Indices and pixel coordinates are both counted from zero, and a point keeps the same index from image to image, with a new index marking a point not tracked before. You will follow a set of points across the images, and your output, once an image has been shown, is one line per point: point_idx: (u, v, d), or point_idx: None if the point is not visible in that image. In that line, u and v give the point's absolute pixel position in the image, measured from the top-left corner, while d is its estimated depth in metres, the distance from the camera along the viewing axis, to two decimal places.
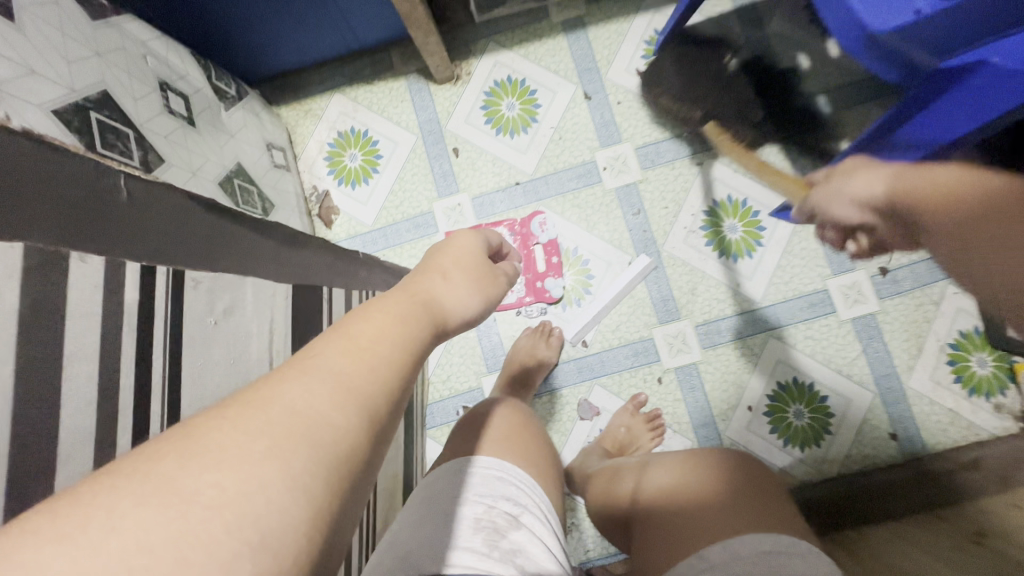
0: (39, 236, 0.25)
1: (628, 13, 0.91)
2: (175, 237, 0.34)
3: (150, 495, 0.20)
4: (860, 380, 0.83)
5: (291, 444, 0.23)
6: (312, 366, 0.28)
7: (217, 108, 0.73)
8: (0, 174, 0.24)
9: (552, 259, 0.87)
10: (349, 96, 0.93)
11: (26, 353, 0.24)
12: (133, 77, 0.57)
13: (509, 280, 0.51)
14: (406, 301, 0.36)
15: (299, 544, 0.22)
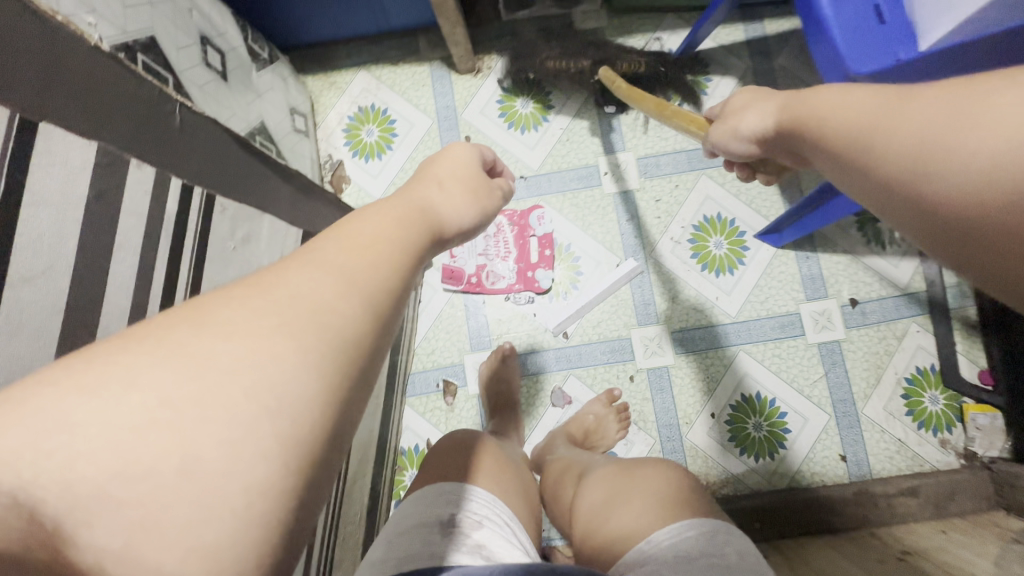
0: (113, 141, 0.31)
1: (647, 31, 0.96)
2: (211, 165, 0.40)
3: (168, 358, 0.24)
4: (819, 401, 0.88)
5: (298, 324, 0.27)
6: (314, 259, 0.30)
7: (249, 67, 0.77)
8: (91, 88, 0.30)
9: (546, 251, 0.92)
10: (374, 74, 0.98)
11: (78, 240, 0.28)
12: (178, 28, 0.61)
13: (505, 192, 0.56)
14: (407, 208, 0.40)
15: (312, 408, 0.25)
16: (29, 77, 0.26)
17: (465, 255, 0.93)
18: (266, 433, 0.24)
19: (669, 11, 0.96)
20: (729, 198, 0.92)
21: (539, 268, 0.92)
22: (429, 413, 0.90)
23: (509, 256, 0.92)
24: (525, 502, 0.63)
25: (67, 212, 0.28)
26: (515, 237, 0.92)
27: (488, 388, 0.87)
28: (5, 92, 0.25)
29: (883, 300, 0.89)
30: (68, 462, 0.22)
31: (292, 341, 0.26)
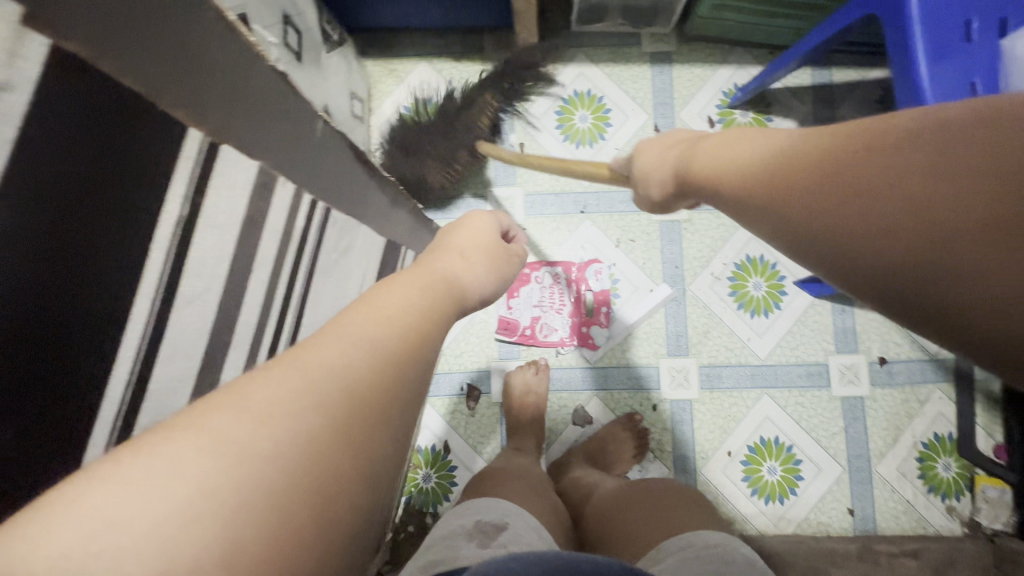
0: (266, 159, 0.35)
1: (714, 61, 0.95)
2: (321, 181, 0.43)
3: (209, 445, 0.21)
4: (835, 454, 0.89)
5: (331, 403, 0.25)
6: (348, 329, 0.29)
7: (320, 49, 0.76)
8: (264, 113, 0.35)
9: (602, 309, 0.92)
10: (434, 67, 0.96)
11: (177, 250, 0.28)
12: (265, 6, 0.60)
13: (519, 259, 0.56)
14: (428, 275, 0.39)
15: (350, 490, 0.24)
16: (220, 104, 0.31)
17: (521, 306, 0.92)
18: (306, 518, 0.22)
19: (740, 45, 0.95)
20: None
21: (579, 293, 0.92)
22: (448, 416, 0.91)
23: (564, 308, 0.92)
24: (547, 505, 0.64)
25: (227, 232, 0.31)
26: (559, 263, 0.92)
27: (511, 397, 0.87)
28: (203, 117, 0.29)
29: (910, 363, 0.90)
30: (117, 562, 0.18)
31: (331, 423, 0.24)
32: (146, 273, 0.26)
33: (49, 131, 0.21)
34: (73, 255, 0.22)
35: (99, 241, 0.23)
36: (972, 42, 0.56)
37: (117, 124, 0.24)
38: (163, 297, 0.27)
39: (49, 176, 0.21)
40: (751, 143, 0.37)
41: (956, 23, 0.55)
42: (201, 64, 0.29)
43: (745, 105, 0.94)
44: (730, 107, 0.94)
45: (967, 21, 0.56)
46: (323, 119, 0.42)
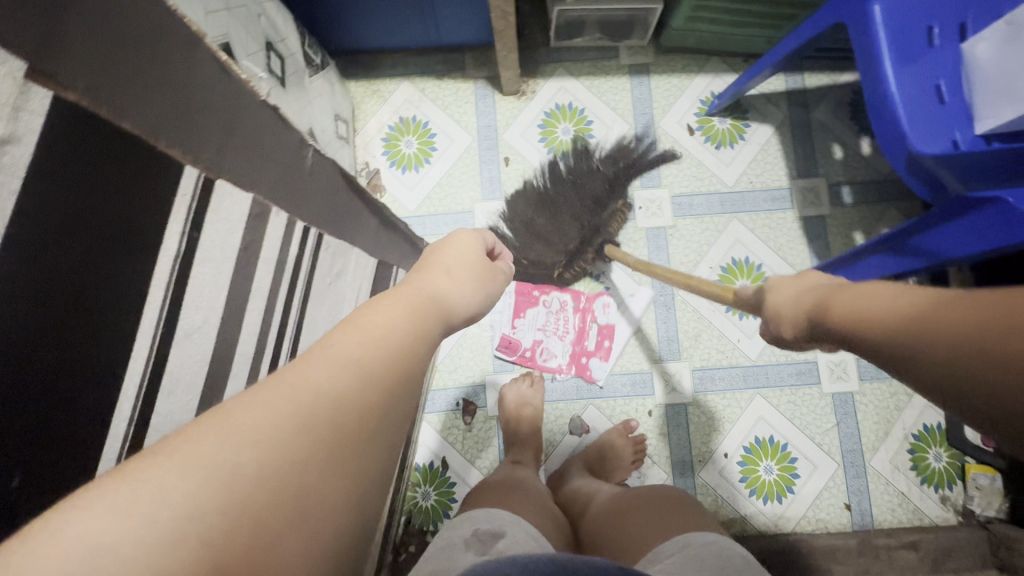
0: (262, 191, 0.36)
1: (691, 71, 0.98)
2: (313, 206, 0.44)
3: (198, 471, 0.21)
4: (829, 450, 0.90)
5: (318, 428, 0.25)
6: (334, 353, 0.29)
7: (303, 73, 0.77)
8: (257, 146, 0.36)
9: (604, 341, 0.92)
10: (417, 86, 0.97)
11: (177, 283, 0.28)
12: (248, 35, 0.60)
13: (507, 275, 0.55)
14: (411, 295, 0.38)
15: (332, 514, 0.25)
16: (215, 141, 0.31)
17: (524, 327, 0.93)
18: (293, 543, 0.23)
19: (714, 54, 0.97)
20: (758, 243, 0.94)
21: (585, 327, 0.93)
22: (447, 432, 0.90)
23: (566, 335, 0.93)
24: (546, 515, 0.64)
25: (222, 264, 0.32)
26: (569, 295, 0.93)
27: (506, 408, 0.87)
28: (198, 154, 0.30)
29: None
30: None
31: (317, 448, 0.25)
32: (147, 309, 0.26)
33: (59, 178, 0.21)
34: (80, 295, 0.23)
35: (103, 282, 0.24)
36: (936, 46, 0.58)
37: (118, 167, 0.24)
38: (163, 331, 0.28)
39: (56, 222, 0.21)
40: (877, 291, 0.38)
41: (918, 30, 0.58)
42: (195, 103, 0.30)
43: (722, 112, 0.97)
44: (708, 114, 0.96)
45: (929, 27, 0.58)
46: (313, 147, 0.43)
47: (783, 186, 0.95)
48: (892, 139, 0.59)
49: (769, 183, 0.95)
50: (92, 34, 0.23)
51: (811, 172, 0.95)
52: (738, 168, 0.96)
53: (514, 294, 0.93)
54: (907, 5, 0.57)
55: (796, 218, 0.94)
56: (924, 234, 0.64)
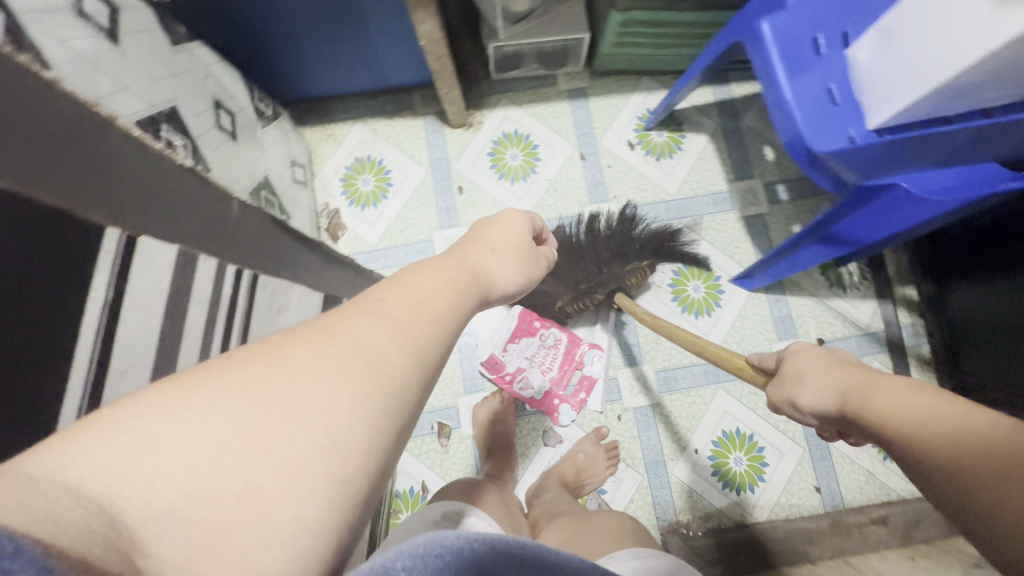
0: (188, 243, 0.40)
1: (626, 90, 1.04)
2: (246, 249, 0.47)
3: (242, 391, 0.27)
4: (794, 436, 0.93)
5: (350, 369, 0.29)
6: (375, 311, 0.34)
7: (255, 125, 0.81)
8: (179, 203, 0.40)
9: (580, 393, 0.94)
10: (369, 127, 1.02)
11: (108, 327, 0.32)
12: (195, 96, 0.64)
13: (548, 262, 0.59)
14: (458, 267, 0.43)
15: (359, 450, 0.28)
16: (134, 204, 0.36)
17: (516, 351, 0.94)
18: (316, 467, 0.26)
19: (645, 74, 1.04)
20: (706, 245, 0.99)
21: (574, 368, 0.94)
22: (424, 456, 0.92)
23: (549, 371, 0.94)
24: (511, 527, 0.68)
25: (152, 309, 0.36)
26: (563, 334, 0.95)
27: (481, 428, 0.90)
28: (119, 217, 0.34)
29: (847, 339, 0.96)
30: (149, 479, 0.23)
31: (349, 387, 0.29)
32: (78, 350, 0.30)
33: None
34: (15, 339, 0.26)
35: (37, 328, 0.27)
36: (823, 55, 0.64)
37: (42, 232, 0.28)
38: (97, 371, 0.31)
39: None
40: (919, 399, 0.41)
41: (804, 42, 0.64)
42: (108, 173, 0.34)
43: (659, 126, 1.03)
44: (645, 129, 1.02)
45: (813, 38, 0.64)
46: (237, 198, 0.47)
47: (722, 189, 1.01)
48: (806, 128, 0.63)
49: (709, 188, 1.01)
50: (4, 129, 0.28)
51: (746, 175, 1.02)
52: (678, 177, 1.01)
53: (516, 318, 0.94)
54: (789, 23, 0.64)
55: (738, 218, 1.00)
56: (841, 223, 0.69)
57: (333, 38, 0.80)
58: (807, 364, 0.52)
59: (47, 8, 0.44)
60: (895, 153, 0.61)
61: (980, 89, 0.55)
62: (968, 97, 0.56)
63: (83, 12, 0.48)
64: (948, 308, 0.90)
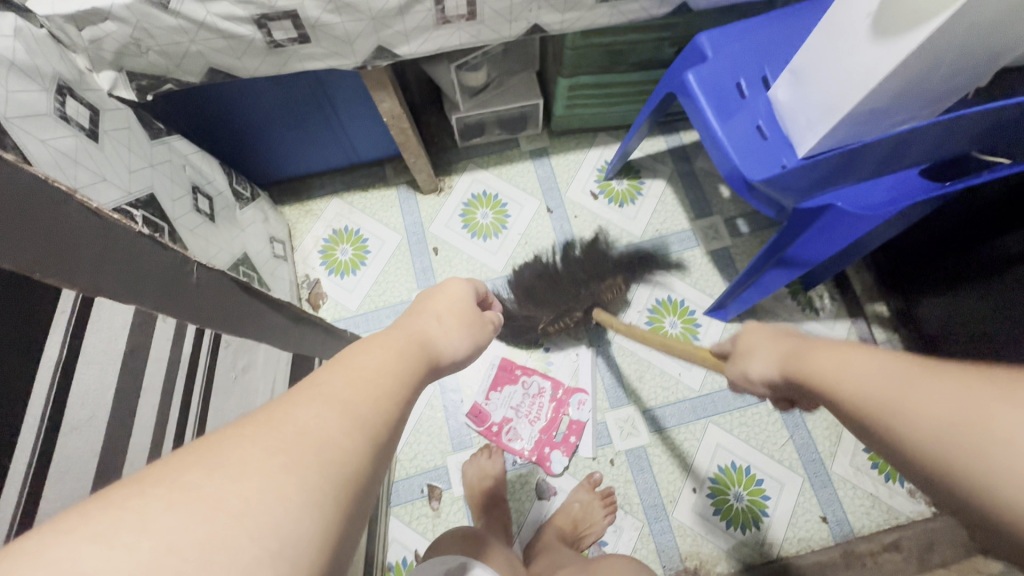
0: (146, 304, 0.43)
1: (584, 147, 1.11)
2: (205, 310, 0.51)
3: (177, 500, 0.23)
4: (791, 465, 0.92)
5: (300, 462, 0.26)
6: (320, 394, 0.30)
7: (233, 207, 0.85)
8: (139, 267, 0.44)
9: (570, 437, 0.93)
10: (345, 200, 1.08)
11: (57, 396, 0.33)
12: (173, 183, 0.69)
13: (496, 327, 0.55)
14: (404, 337, 0.41)
15: (312, 551, 0.25)
16: (95, 269, 0.39)
17: (498, 401, 0.95)
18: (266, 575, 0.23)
19: (599, 131, 1.12)
20: (676, 282, 1.02)
21: (564, 414, 0.94)
22: (415, 522, 0.89)
23: (537, 421, 0.94)
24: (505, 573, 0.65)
25: (103, 376, 0.37)
26: (547, 382, 0.96)
27: (471, 486, 0.88)
28: (78, 281, 0.37)
29: None
30: None
31: (299, 482, 0.26)
32: (25, 419, 0.31)
33: None
34: None
35: None
36: (747, 96, 0.71)
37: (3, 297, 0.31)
38: (47, 429, 0.32)
39: None
40: (855, 372, 0.37)
41: (728, 88, 0.70)
42: (70, 241, 0.38)
43: (619, 175, 1.09)
44: (606, 179, 1.08)
45: (737, 83, 0.71)
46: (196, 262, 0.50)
47: (685, 228, 1.06)
48: (744, 162, 0.68)
49: (672, 228, 1.06)
50: None
51: (706, 213, 1.07)
52: (642, 220, 1.06)
53: (496, 368, 0.97)
54: (713, 73, 0.70)
55: (704, 253, 1.04)
56: (791, 247, 0.73)
57: (303, 122, 0.87)
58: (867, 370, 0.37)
59: (31, 114, 0.49)
60: (830, 178, 0.65)
61: (885, 112, 0.60)
62: (877, 121, 0.61)
63: (64, 116, 0.53)
64: (918, 323, 0.91)
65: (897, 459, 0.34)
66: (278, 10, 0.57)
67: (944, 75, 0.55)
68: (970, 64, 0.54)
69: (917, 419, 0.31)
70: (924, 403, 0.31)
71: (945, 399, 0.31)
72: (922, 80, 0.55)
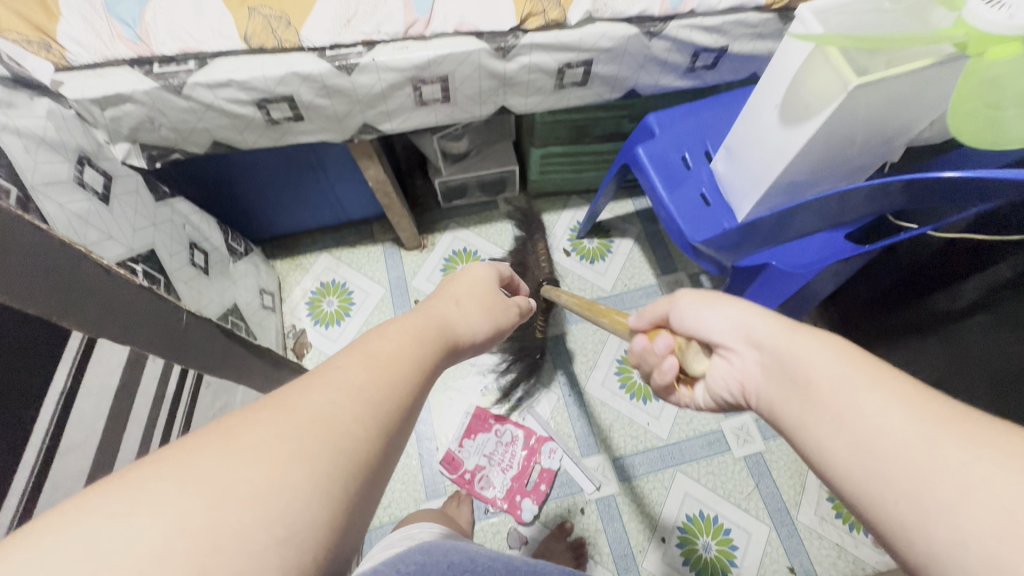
0: (136, 345, 0.48)
1: (557, 208, 1.21)
2: (187, 352, 0.56)
3: (190, 483, 0.23)
4: (757, 514, 0.93)
5: (315, 448, 0.26)
6: (334, 377, 0.30)
7: (226, 261, 0.92)
8: (135, 313, 0.50)
9: (541, 485, 0.95)
10: (334, 255, 1.15)
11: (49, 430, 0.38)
12: (172, 241, 0.76)
13: (522, 310, 0.54)
14: (421, 322, 0.39)
15: (318, 539, 0.24)
16: (98, 314, 0.45)
17: (471, 448, 0.98)
18: (273, 560, 0.22)
19: (572, 194, 1.22)
20: None
21: (537, 461, 0.97)
22: None
23: (509, 469, 0.96)
24: None
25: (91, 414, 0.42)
26: (520, 429, 0.99)
27: None
28: (82, 325, 0.43)
29: None
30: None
31: (310, 467, 0.25)
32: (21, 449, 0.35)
33: None
34: None
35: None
36: (692, 168, 0.80)
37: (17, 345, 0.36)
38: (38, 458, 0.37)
39: None
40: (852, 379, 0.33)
41: (674, 161, 0.80)
42: (82, 289, 0.44)
43: (589, 234, 1.18)
44: (577, 238, 1.17)
45: (682, 157, 0.80)
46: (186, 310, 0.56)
47: (652, 284, 1.13)
48: (690, 227, 0.76)
49: (640, 283, 1.13)
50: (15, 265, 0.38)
51: (671, 270, 1.14)
52: (612, 276, 1.14)
53: (470, 416, 1.00)
54: (660, 148, 0.80)
55: None
56: None
57: (296, 185, 0.95)
58: (823, 359, 0.36)
59: (52, 182, 0.56)
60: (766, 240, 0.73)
61: (808, 184, 0.68)
62: (802, 191, 0.69)
63: (81, 183, 0.60)
64: None
65: (818, 446, 0.34)
66: (276, 95, 0.66)
67: (856, 153, 0.63)
68: (875, 145, 0.63)
69: (877, 425, 0.31)
70: (866, 412, 0.32)
71: (895, 412, 0.31)
72: (837, 157, 0.63)
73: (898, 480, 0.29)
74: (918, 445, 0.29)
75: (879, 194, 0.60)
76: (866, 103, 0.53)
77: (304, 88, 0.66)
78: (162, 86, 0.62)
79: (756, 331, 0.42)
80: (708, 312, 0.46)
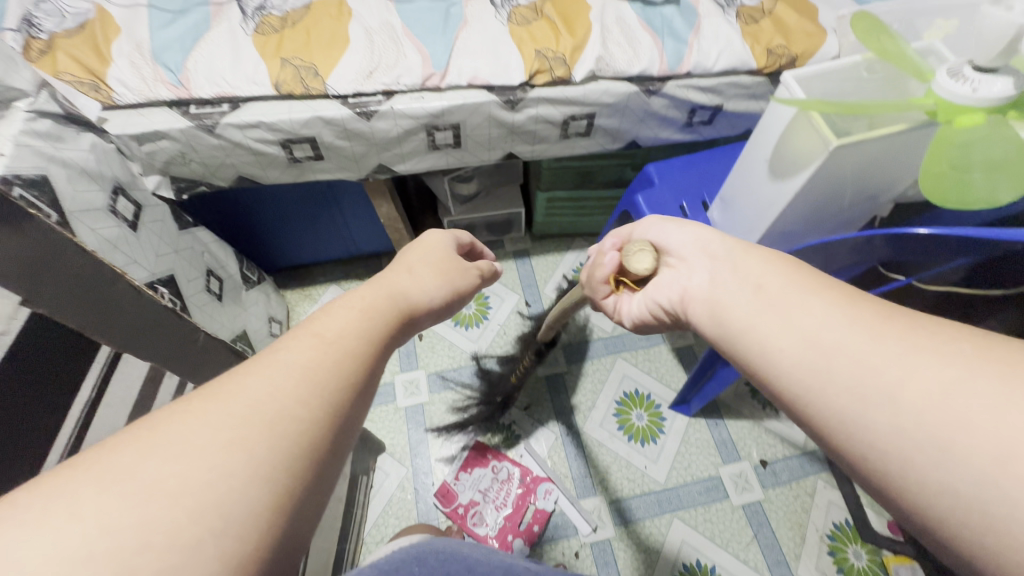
0: (152, 360, 0.52)
1: (561, 249, 1.25)
2: (196, 368, 0.59)
3: (113, 483, 0.24)
4: (756, 566, 0.91)
5: (249, 437, 0.27)
6: (276, 361, 0.31)
7: (240, 289, 0.96)
8: (153, 330, 0.53)
9: (534, 526, 0.93)
10: (343, 287, 1.19)
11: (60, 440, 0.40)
12: (191, 267, 0.79)
13: (484, 274, 0.56)
14: (374, 295, 0.39)
15: (253, 526, 0.25)
16: (118, 330, 0.48)
17: (466, 483, 0.97)
18: (208, 553, 0.23)
19: (576, 237, 1.26)
20: (644, 377, 1.09)
21: (532, 500, 0.96)
22: None
23: (503, 507, 0.95)
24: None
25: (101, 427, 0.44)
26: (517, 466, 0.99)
27: None
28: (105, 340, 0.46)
29: (788, 460, 1.01)
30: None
31: (246, 454, 0.26)
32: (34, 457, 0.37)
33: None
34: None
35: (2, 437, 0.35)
36: (689, 216, 0.83)
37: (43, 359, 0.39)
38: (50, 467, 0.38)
39: None
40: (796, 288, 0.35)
41: (672, 207, 0.83)
42: (107, 305, 0.48)
43: None
44: None
45: (680, 205, 0.84)
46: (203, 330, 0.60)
47: None
48: None
49: None
50: (53, 286, 0.42)
51: None
52: None
53: (468, 451, 1.01)
54: (659, 196, 0.84)
55: (669, 350, 1.12)
56: None
57: (312, 219, 1.00)
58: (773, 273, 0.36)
59: (90, 210, 0.60)
60: None
61: (800, 234, 0.71)
62: (794, 241, 0.72)
63: (114, 211, 0.65)
64: None
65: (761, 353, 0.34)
66: (300, 136, 0.71)
67: (845, 206, 0.66)
68: (859, 200, 0.66)
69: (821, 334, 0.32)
70: (817, 319, 0.32)
71: (834, 320, 0.32)
72: (826, 209, 0.66)
73: (874, 416, 0.28)
74: (872, 360, 0.29)
75: (865, 247, 0.62)
76: (848, 162, 0.56)
77: (326, 131, 0.71)
78: (197, 125, 0.67)
79: (711, 246, 0.42)
80: (673, 228, 0.47)
